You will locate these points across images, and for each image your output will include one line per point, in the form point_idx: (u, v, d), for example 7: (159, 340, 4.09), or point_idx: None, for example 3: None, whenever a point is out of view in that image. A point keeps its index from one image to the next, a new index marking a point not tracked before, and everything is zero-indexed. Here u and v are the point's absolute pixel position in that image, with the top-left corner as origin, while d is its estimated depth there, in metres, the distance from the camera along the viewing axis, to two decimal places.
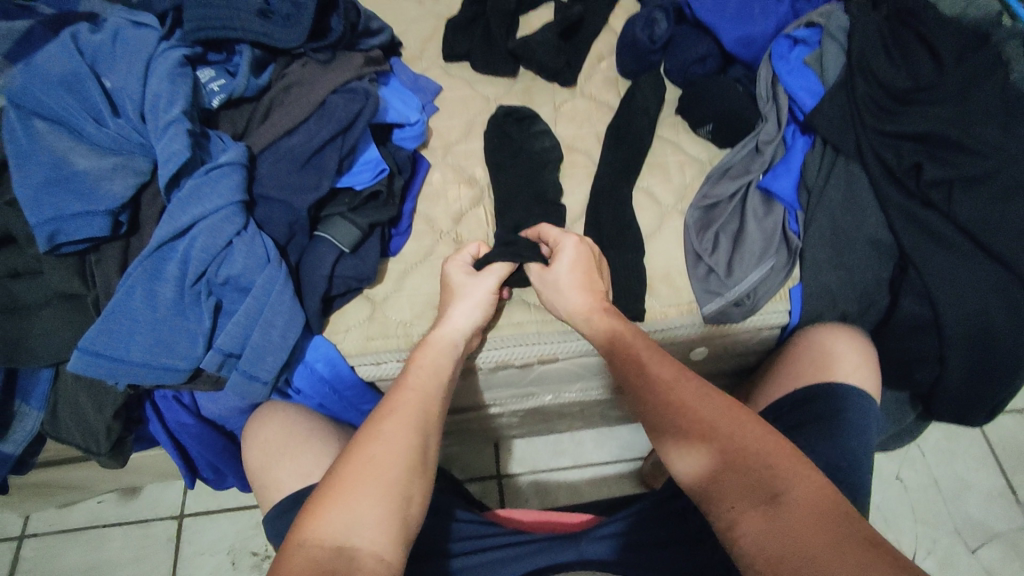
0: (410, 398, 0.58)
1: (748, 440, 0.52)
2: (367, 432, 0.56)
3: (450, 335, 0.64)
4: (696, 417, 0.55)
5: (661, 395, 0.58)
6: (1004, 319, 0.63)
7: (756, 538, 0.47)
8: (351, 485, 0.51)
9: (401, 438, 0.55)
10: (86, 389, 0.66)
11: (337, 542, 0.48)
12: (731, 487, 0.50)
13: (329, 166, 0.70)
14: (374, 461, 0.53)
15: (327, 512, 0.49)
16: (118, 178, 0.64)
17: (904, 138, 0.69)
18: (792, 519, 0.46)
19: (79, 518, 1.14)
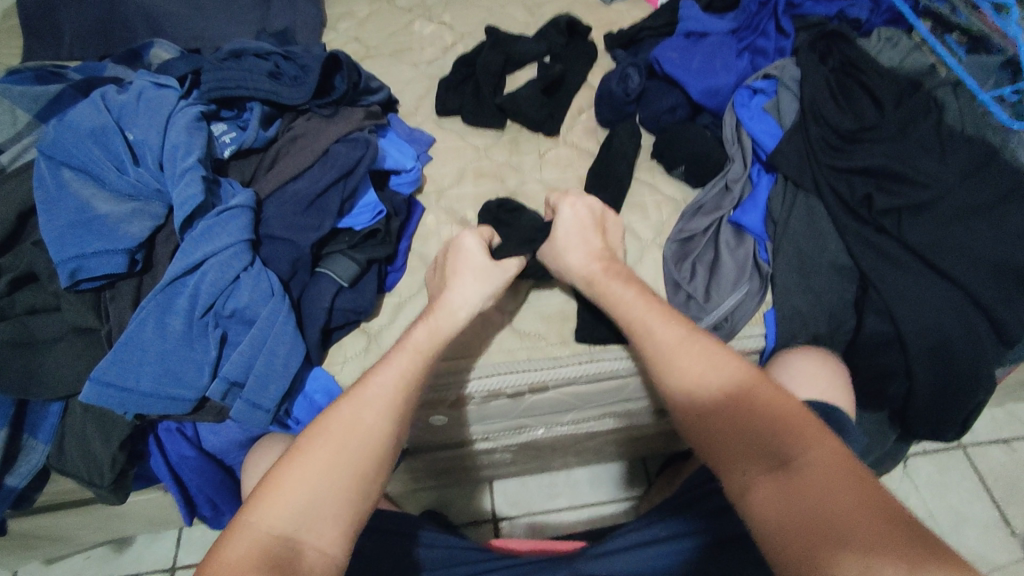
0: (389, 389, 0.60)
1: (761, 405, 0.55)
2: (334, 413, 0.58)
3: (452, 321, 0.69)
4: (714, 386, 0.59)
5: (679, 364, 0.62)
6: (961, 334, 0.68)
7: (767, 499, 0.50)
8: (311, 471, 0.53)
9: (372, 432, 0.57)
10: (94, 420, 0.69)
11: (284, 530, 0.50)
12: (745, 452, 0.54)
13: (331, 207, 0.76)
14: (340, 451, 0.55)
15: (273, 499, 0.52)
16: (136, 220, 0.69)
17: (856, 172, 0.76)
18: (804, 480, 0.49)
19: (67, 574, 1.13)
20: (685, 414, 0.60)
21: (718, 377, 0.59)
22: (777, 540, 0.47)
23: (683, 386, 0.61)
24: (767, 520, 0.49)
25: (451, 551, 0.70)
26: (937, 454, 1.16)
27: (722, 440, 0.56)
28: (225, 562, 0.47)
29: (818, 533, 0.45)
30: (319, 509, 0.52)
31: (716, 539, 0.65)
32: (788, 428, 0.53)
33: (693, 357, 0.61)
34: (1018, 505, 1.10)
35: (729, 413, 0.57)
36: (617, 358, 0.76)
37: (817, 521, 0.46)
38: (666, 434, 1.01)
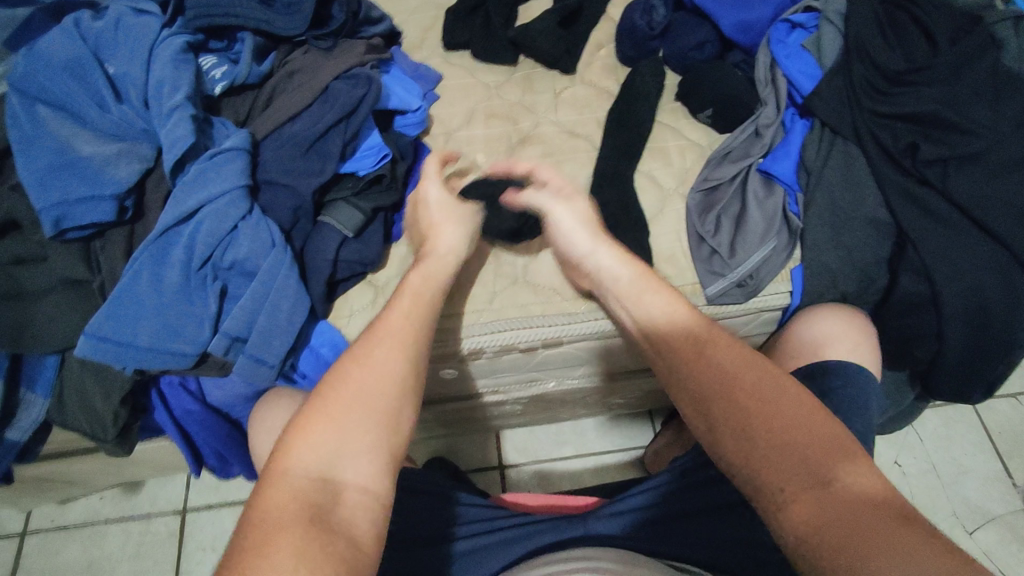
0: (404, 327, 0.58)
1: (799, 418, 0.51)
2: (349, 356, 0.55)
3: (443, 266, 0.67)
4: (732, 382, 0.54)
5: (709, 364, 0.56)
6: (1000, 294, 0.64)
7: (802, 514, 0.46)
8: (340, 412, 0.51)
9: (394, 369, 0.55)
10: (92, 374, 0.66)
11: (325, 471, 0.48)
12: (782, 465, 0.49)
13: (333, 150, 0.71)
14: (363, 389, 0.53)
15: (305, 445, 0.49)
16: (122, 163, 0.64)
17: (900, 119, 0.70)
18: (851, 507, 0.45)
19: (79, 514, 1.14)
20: (708, 416, 0.54)
21: (737, 368, 0.55)
22: (814, 552, 0.44)
23: (696, 375, 0.56)
24: (799, 529, 0.46)
25: (462, 508, 0.68)
26: (944, 406, 1.15)
27: (743, 440, 0.51)
28: (267, 512, 0.45)
29: (866, 544, 0.43)
30: (357, 446, 0.50)
31: (732, 499, 0.64)
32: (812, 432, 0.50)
33: (709, 348, 0.57)
34: (1022, 458, 1.10)
35: (750, 411, 0.52)
36: None
37: (863, 534, 0.43)
38: None
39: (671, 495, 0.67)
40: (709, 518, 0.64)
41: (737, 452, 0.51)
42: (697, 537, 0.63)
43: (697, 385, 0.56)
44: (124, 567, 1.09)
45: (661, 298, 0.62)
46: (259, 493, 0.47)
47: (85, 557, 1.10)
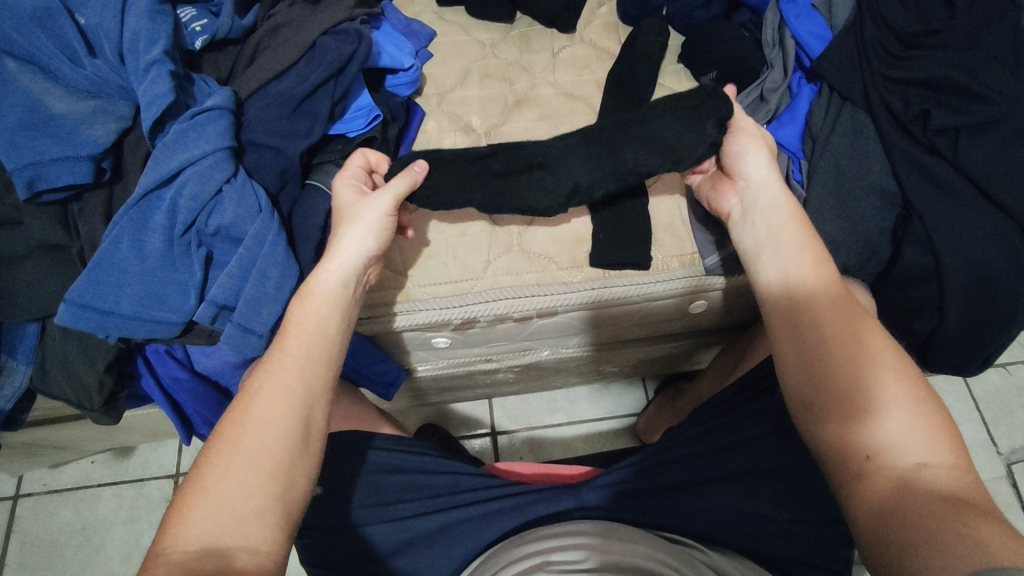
0: (285, 370, 0.51)
1: (884, 388, 0.49)
2: (233, 416, 0.49)
3: (334, 281, 0.57)
4: (808, 347, 0.53)
5: (814, 322, 0.53)
6: (1005, 267, 0.63)
7: (883, 490, 0.45)
8: (224, 476, 0.46)
9: (278, 423, 0.49)
10: (75, 342, 0.64)
11: (211, 542, 0.43)
12: (865, 435, 0.48)
13: (321, 111, 0.67)
14: (242, 454, 0.47)
15: (191, 516, 0.44)
16: (99, 122, 0.61)
17: (912, 84, 0.68)
18: (924, 490, 0.44)
19: (71, 477, 1.14)
20: (803, 372, 0.53)
21: (821, 323, 0.53)
22: (884, 537, 0.44)
23: (794, 331, 0.54)
24: (869, 502, 0.46)
25: (456, 478, 0.68)
26: (934, 376, 1.16)
27: (828, 402, 0.51)
28: None
29: (937, 522, 0.42)
30: (242, 511, 0.45)
31: (727, 470, 0.65)
32: (858, 381, 0.50)
33: (804, 307, 0.54)
34: (1007, 427, 1.12)
35: (825, 374, 0.51)
36: (632, 283, 0.72)
37: (926, 507, 0.43)
38: (671, 357, 0.99)
39: (665, 466, 0.67)
40: (703, 488, 0.64)
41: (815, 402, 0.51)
42: (690, 508, 0.63)
43: (792, 342, 0.54)
44: (118, 530, 1.10)
45: (798, 240, 0.57)
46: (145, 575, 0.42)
47: (78, 520, 1.10)
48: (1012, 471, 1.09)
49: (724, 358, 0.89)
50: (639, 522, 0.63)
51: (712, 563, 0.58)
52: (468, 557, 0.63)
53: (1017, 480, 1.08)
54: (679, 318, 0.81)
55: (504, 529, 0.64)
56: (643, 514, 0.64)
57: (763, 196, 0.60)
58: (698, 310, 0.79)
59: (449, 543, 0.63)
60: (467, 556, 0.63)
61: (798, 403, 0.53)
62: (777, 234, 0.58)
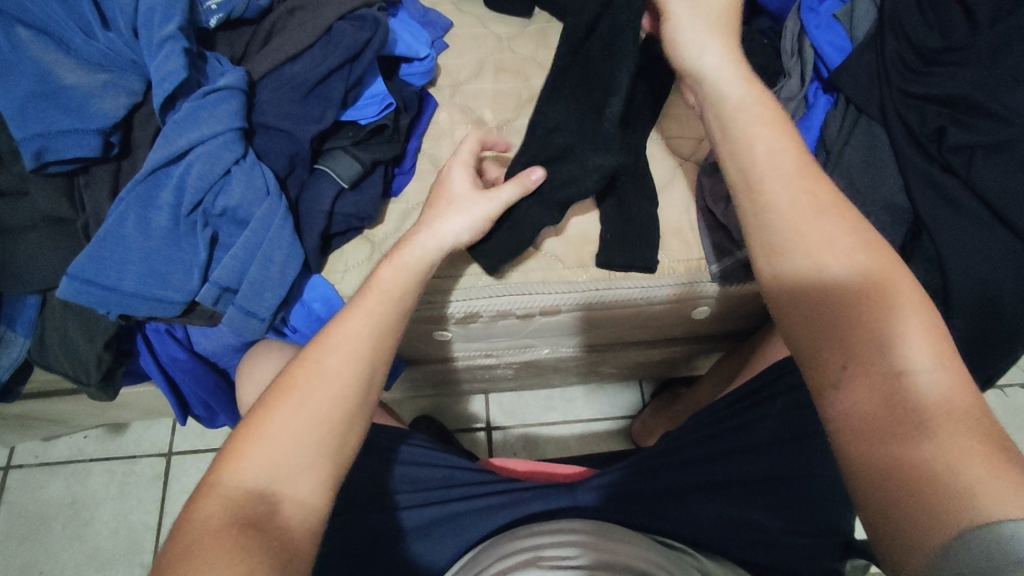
0: (363, 328, 0.52)
1: (894, 332, 0.43)
2: (301, 364, 0.50)
3: (420, 254, 0.59)
4: (825, 306, 0.46)
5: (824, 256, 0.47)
6: (1011, 289, 0.63)
7: (875, 438, 0.41)
8: (288, 417, 0.47)
9: (350, 374, 0.50)
10: (75, 317, 0.63)
11: (262, 486, 0.44)
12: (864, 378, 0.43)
13: (334, 97, 0.67)
14: (306, 402, 0.47)
15: (245, 457, 0.45)
16: (109, 96, 0.60)
17: (928, 100, 0.67)
18: (921, 446, 0.39)
19: (63, 451, 1.13)
20: (807, 315, 0.47)
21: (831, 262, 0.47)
22: (870, 488, 0.40)
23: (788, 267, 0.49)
24: (858, 462, 0.41)
25: (449, 472, 0.67)
26: None
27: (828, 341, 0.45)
28: (195, 530, 0.41)
29: (926, 485, 0.37)
30: (294, 460, 0.45)
31: (722, 479, 0.65)
32: (872, 347, 0.43)
33: (826, 236, 0.47)
34: None
35: (833, 316, 0.46)
36: (637, 286, 0.72)
37: (921, 470, 0.38)
38: (670, 361, 0.99)
39: (655, 470, 0.66)
40: (698, 494, 0.64)
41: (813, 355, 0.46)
42: (685, 513, 0.63)
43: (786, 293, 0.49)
44: (107, 506, 1.09)
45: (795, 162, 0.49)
46: (189, 510, 0.43)
47: (69, 494, 1.10)
48: None
49: (723, 365, 0.89)
50: (630, 524, 0.63)
51: (702, 568, 0.58)
52: (461, 549, 0.63)
53: None
54: (681, 324, 0.81)
55: (498, 524, 0.64)
56: (631, 517, 0.64)
57: (749, 107, 0.51)
58: (701, 316, 0.79)
59: (442, 536, 0.64)
60: (459, 550, 0.63)
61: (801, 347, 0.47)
62: (756, 168, 0.50)
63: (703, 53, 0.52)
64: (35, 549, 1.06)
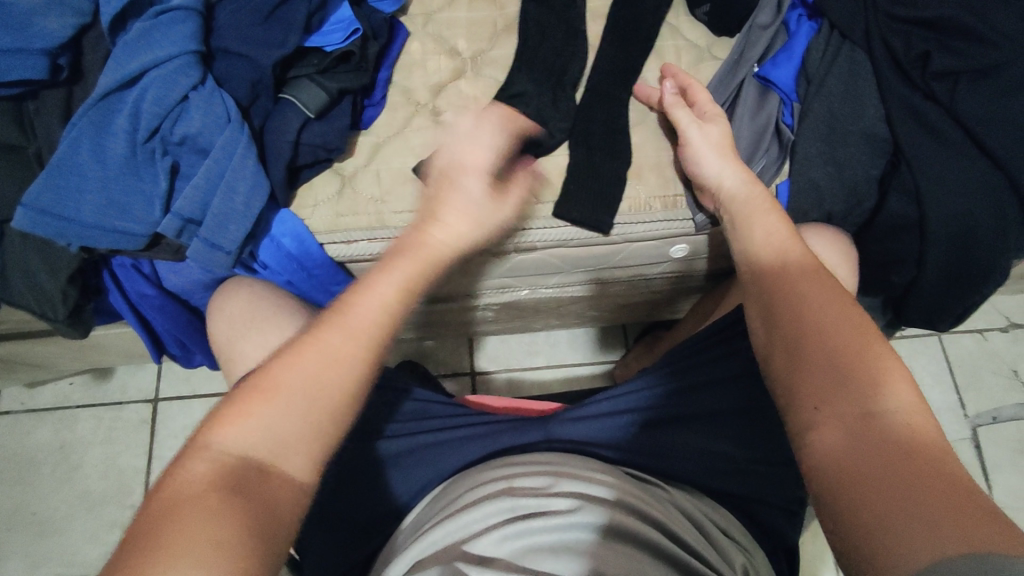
0: (370, 313, 0.48)
1: (875, 370, 0.45)
2: (309, 336, 0.46)
3: (433, 249, 0.52)
4: (807, 362, 0.48)
5: (778, 279, 0.54)
6: (988, 221, 0.62)
7: (834, 442, 0.43)
8: (281, 392, 0.44)
9: (354, 355, 0.46)
10: (36, 250, 0.62)
11: (249, 454, 0.42)
12: (833, 389, 0.46)
13: (296, 20, 0.64)
14: (304, 373, 0.45)
15: (237, 419, 0.43)
16: (55, 15, 0.57)
17: (914, 24, 0.65)
18: (873, 446, 0.41)
19: (49, 397, 1.14)
20: (782, 339, 0.51)
21: (801, 291, 0.52)
22: (833, 482, 0.42)
23: (771, 291, 0.53)
24: (818, 462, 0.43)
25: (424, 404, 0.67)
26: (912, 338, 1.16)
27: (795, 359, 0.49)
28: (180, 489, 0.40)
29: (891, 492, 0.39)
30: (290, 429, 0.43)
31: (693, 412, 0.65)
32: (840, 395, 0.45)
33: (794, 291, 0.52)
34: (976, 390, 1.13)
35: (804, 341, 0.49)
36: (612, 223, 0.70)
37: (887, 473, 0.40)
38: (652, 304, 0.99)
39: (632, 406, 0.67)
40: (670, 427, 0.65)
41: (784, 373, 0.49)
42: (657, 445, 0.64)
43: (762, 304, 0.54)
44: (95, 450, 1.10)
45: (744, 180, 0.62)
46: (175, 466, 0.42)
47: (57, 439, 1.11)
48: (977, 433, 1.11)
49: (702, 305, 0.89)
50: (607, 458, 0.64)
51: (674, 502, 0.59)
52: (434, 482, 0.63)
53: (980, 442, 1.10)
54: (660, 265, 0.80)
55: (469, 457, 0.64)
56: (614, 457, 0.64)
57: (762, 216, 0.59)
58: (679, 255, 0.78)
59: (412, 468, 0.64)
60: (430, 482, 0.64)
61: (766, 366, 0.52)
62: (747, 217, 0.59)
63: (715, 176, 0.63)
64: (27, 491, 1.08)
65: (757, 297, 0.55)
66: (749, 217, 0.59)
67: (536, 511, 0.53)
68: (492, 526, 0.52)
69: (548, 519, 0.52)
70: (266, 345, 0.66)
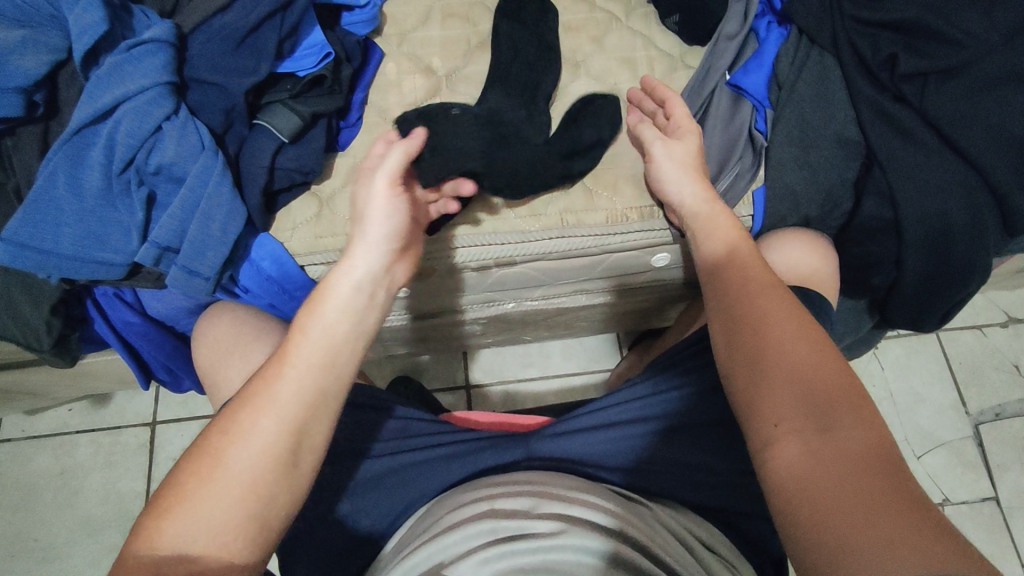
0: (285, 385, 0.48)
1: (827, 379, 0.46)
2: (227, 419, 0.47)
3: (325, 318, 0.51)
4: (769, 374, 0.48)
5: (739, 292, 0.53)
6: (964, 220, 0.62)
7: (795, 458, 0.43)
8: (202, 485, 0.45)
9: (271, 430, 0.47)
10: (18, 282, 0.63)
11: (184, 550, 0.43)
12: (793, 404, 0.46)
13: (267, 48, 0.65)
14: (226, 462, 0.46)
15: (168, 518, 0.44)
16: (29, 52, 0.58)
17: (881, 27, 0.65)
18: (835, 467, 0.42)
19: (48, 423, 1.15)
20: (743, 348, 0.50)
21: (759, 302, 0.52)
22: (797, 506, 0.42)
23: (729, 303, 0.53)
24: (781, 479, 0.43)
25: (406, 423, 0.68)
26: (909, 337, 1.15)
27: (756, 373, 0.49)
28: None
29: (850, 513, 0.39)
30: (215, 521, 0.44)
31: (674, 423, 0.65)
32: (801, 410, 0.45)
33: (753, 304, 0.52)
34: (977, 388, 1.12)
35: (758, 353, 0.49)
36: (590, 234, 0.71)
37: (847, 496, 0.40)
38: (641, 312, 0.99)
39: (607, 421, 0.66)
40: (649, 441, 0.65)
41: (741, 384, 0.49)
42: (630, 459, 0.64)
43: (723, 316, 0.53)
44: (95, 475, 1.11)
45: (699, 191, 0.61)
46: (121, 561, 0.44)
47: (57, 465, 1.12)
48: (979, 431, 1.10)
49: (689, 312, 0.89)
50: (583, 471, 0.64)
51: (657, 518, 0.59)
52: (417, 501, 0.64)
53: (983, 441, 1.09)
54: (643, 274, 0.80)
55: (451, 477, 0.64)
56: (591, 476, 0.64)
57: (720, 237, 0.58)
58: (661, 264, 0.78)
59: (395, 487, 0.64)
60: (414, 500, 0.64)
61: (728, 378, 0.51)
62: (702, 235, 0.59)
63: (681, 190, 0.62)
64: (28, 519, 1.09)
65: (717, 307, 0.54)
66: (709, 224, 0.59)
67: (517, 534, 0.53)
68: (477, 547, 0.52)
69: (534, 541, 0.52)
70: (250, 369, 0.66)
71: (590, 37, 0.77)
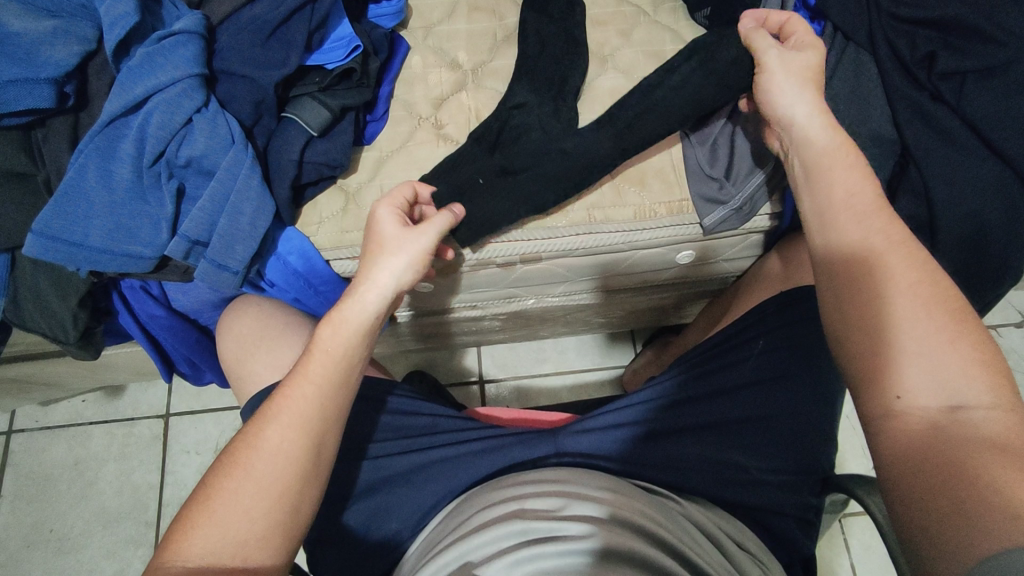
0: (304, 397, 0.51)
1: (960, 355, 0.44)
2: (250, 431, 0.50)
3: (340, 333, 0.54)
4: (892, 347, 0.46)
5: (861, 246, 0.51)
6: (1000, 219, 0.62)
7: (920, 422, 0.43)
8: (226, 499, 0.46)
9: (288, 445, 0.49)
10: (46, 274, 0.63)
11: (207, 560, 0.44)
12: (926, 374, 0.44)
13: (297, 40, 0.64)
14: (249, 474, 0.47)
15: (194, 531, 0.45)
16: (60, 43, 0.58)
17: (919, 25, 0.65)
18: (967, 439, 0.40)
19: (62, 414, 1.15)
20: (864, 305, 0.48)
21: (896, 263, 0.49)
22: (913, 472, 0.42)
23: (850, 259, 0.51)
24: (899, 442, 0.43)
25: (435, 420, 0.68)
26: None
27: (879, 340, 0.47)
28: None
29: (975, 480, 0.39)
30: (240, 534, 0.46)
31: (717, 419, 0.64)
32: (928, 384, 0.44)
33: (874, 265, 0.49)
34: None
35: (880, 318, 0.47)
36: (617, 231, 0.70)
37: (980, 466, 0.39)
38: (659, 309, 0.98)
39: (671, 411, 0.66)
40: (695, 435, 0.64)
41: (854, 347, 0.48)
42: (681, 454, 0.63)
43: (841, 270, 0.51)
44: (109, 466, 1.11)
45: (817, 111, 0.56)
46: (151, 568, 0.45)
47: (71, 456, 1.12)
48: None
49: (710, 310, 0.88)
50: (649, 466, 0.63)
51: (687, 513, 0.58)
52: (445, 498, 0.63)
53: None
54: (665, 271, 0.80)
55: (480, 473, 0.64)
56: (648, 468, 0.63)
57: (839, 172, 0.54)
58: (685, 261, 0.77)
59: (424, 482, 0.64)
60: (442, 497, 0.63)
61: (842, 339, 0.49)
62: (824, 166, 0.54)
63: (793, 108, 0.57)
64: (42, 509, 1.09)
65: (835, 258, 0.52)
66: (832, 167, 0.54)
67: (548, 536, 0.51)
68: (509, 548, 0.51)
69: (563, 543, 0.50)
70: (278, 364, 0.66)
71: (617, 31, 0.77)
